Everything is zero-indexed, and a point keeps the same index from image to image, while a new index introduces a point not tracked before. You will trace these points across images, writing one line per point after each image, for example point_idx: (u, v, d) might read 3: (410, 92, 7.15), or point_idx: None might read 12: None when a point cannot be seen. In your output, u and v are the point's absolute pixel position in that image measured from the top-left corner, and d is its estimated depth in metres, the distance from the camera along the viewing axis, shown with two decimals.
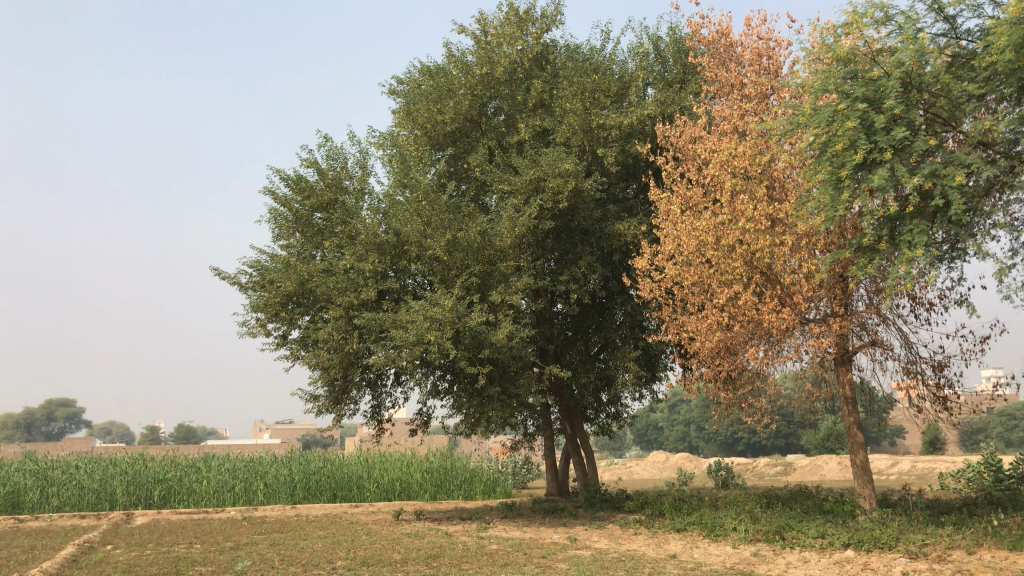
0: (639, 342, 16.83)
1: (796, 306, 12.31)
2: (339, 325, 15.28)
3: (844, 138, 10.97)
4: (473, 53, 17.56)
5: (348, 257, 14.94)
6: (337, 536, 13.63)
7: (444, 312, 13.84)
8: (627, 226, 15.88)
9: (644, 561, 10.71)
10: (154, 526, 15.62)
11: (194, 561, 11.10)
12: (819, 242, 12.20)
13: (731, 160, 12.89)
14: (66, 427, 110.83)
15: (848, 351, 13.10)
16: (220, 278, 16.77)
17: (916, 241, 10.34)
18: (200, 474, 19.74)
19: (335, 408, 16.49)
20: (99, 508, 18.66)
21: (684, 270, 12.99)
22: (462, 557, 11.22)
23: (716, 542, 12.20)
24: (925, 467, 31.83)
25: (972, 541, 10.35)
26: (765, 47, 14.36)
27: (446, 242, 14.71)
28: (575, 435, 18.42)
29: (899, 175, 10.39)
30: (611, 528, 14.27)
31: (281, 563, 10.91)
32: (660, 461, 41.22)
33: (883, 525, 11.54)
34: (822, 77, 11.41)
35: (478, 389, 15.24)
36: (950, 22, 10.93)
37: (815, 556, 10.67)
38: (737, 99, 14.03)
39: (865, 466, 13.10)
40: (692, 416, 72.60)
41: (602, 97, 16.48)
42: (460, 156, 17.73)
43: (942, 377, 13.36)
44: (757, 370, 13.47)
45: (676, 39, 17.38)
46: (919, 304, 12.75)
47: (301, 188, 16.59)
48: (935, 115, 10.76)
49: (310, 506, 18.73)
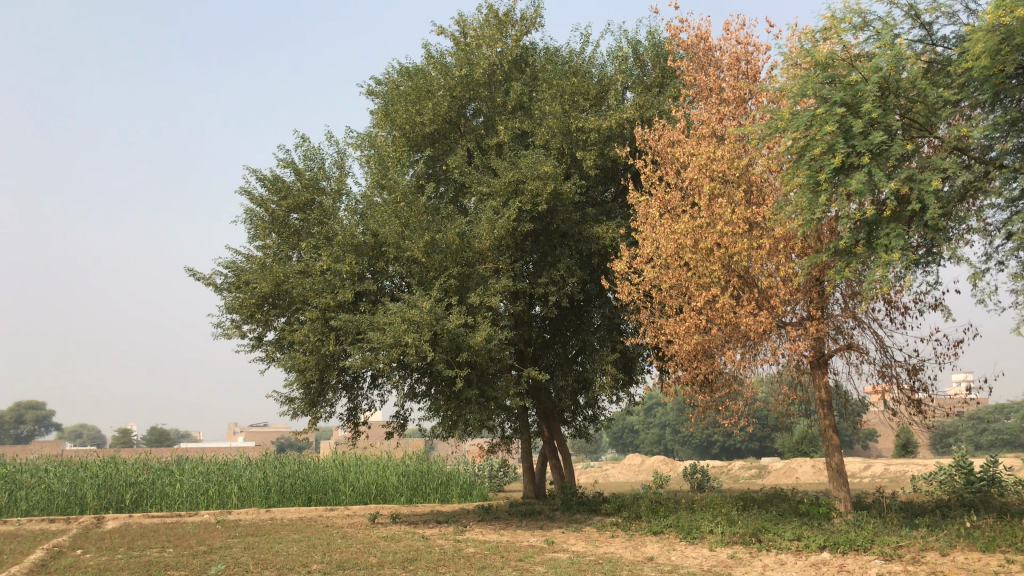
0: (617, 345, 16.84)
1: (773, 310, 12.36)
2: (316, 327, 15.13)
3: (823, 142, 11.05)
4: (452, 54, 17.50)
5: (325, 258, 14.83)
6: (312, 540, 13.50)
7: (421, 314, 13.75)
8: (606, 230, 15.89)
9: (621, 564, 10.69)
10: (125, 530, 15.39)
11: (167, 565, 10.94)
12: (796, 246, 12.25)
13: (709, 164, 12.92)
14: (36, 430, 109.27)
15: (824, 354, 13.18)
16: (195, 278, 16.59)
17: (893, 245, 10.43)
18: (173, 477, 19.48)
19: (311, 411, 16.35)
20: (68, 512, 18.37)
21: (662, 274, 13.00)
22: (439, 560, 11.15)
23: (693, 544, 12.21)
24: (898, 469, 32.26)
25: (945, 543, 10.43)
26: (743, 51, 14.46)
27: (425, 244, 14.62)
28: (552, 438, 18.39)
29: (877, 180, 10.48)
30: (588, 531, 14.25)
31: (256, 567, 10.77)
32: (636, 464, 41.30)
33: (859, 528, 11.61)
34: (801, 82, 11.49)
35: (456, 392, 15.15)
36: (926, 28, 11.04)
37: (791, 558, 10.70)
38: (716, 103, 14.07)
39: (841, 468, 13.19)
40: (668, 420, 72.97)
41: (582, 100, 16.52)
42: (438, 158, 17.67)
43: (917, 381, 13.48)
44: (734, 373, 13.50)
45: (655, 43, 17.45)
46: (895, 308, 12.86)
47: (277, 188, 16.47)
48: (911, 120, 10.88)
49: (284, 510, 18.55)
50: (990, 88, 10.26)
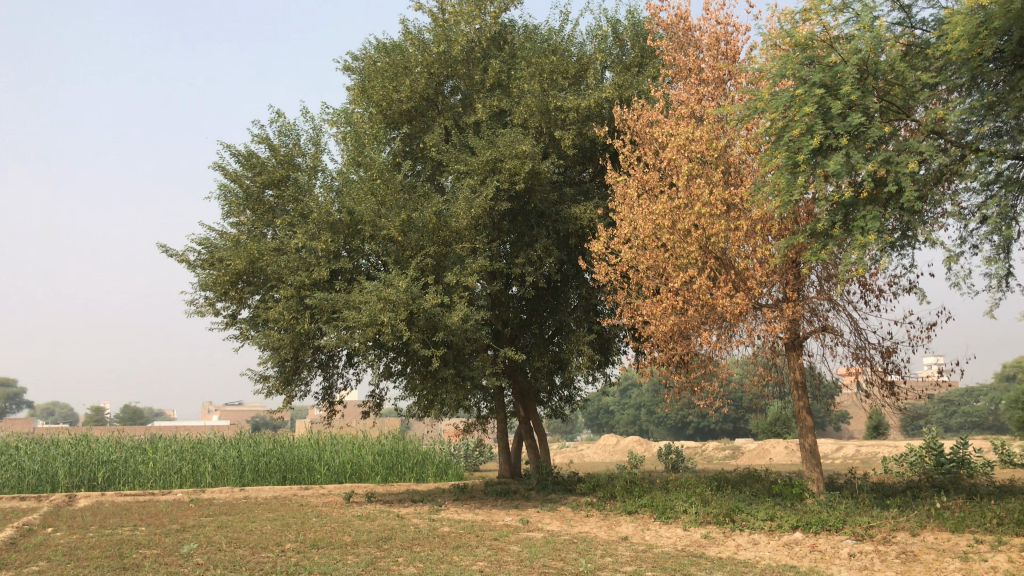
0: (594, 326, 16.83)
1: (750, 291, 12.38)
2: (291, 305, 14.96)
3: (801, 123, 11.02)
4: (430, 30, 17.26)
5: (300, 236, 14.66)
6: (286, 519, 13.42)
7: (398, 293, 13.63)
8: (583, 210, 15.82)
9: (596, 544, 10.71)
10: (97, 509, 15.24)
11: (138, 544, 10.81)
12: (773, 228, 12.27)
13: (687, 145, 12.85)
14: (7, 408, 108.18)
15: (799, 336, 13.24)
16: (168, 255, 16.36)
17: (869, 227, 10.46)
18: (146, 456, 19.32)
19: (285, 390, 16.23)
20: (40, 490, 18.18)
21: (640, 255, 12.96)
22: (413, 539, 11.11)
23: (667, 524, 12.28)
24: (869, 450, 32.73)
25: (915, 523, 10.56)
26: (722, 31, 14.37)
27: (401, 222, 14.47)
28: (528, 418, 18.36)
29: (855, 162, 10.51)
30: (563, 511, 14.28)
31: (229, 546, 10.67)
32: (611, 444, 41.59)
33: (831, 508, 11.71)
34: (780, 62, 11.46)
35: (432, 371, 15.05)
36: (905, 11, 11.01)
37: (764, 538, 10.78)
38: (695, 84, 14.01)
39: (814, 450, 13.28)
40: (643, 400, 73.52)
41: (560, 79, 16.40)
42: (416, 135, 17.50)
43: (890, 363, 13.59)
44: (710, 354, 13.53)
45: (634, 22, 17.32)
46: (870, 291, 12.93)
47: (252, 164, 16.25)
48: (889, 103, 10.93)
49: (259, 488, 18.46)
50: (968, 71, 10.26)
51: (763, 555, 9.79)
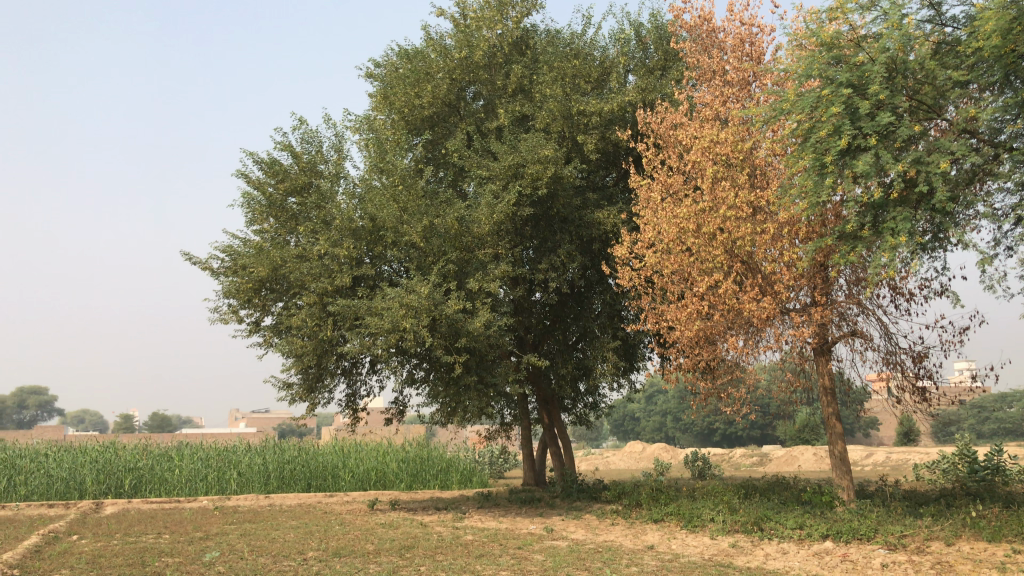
0: (618, 332, 16.64)
1: (777, 296, 12.16)
2: (314, 311, 14.93)
3: (829, 123, 10.78)
4: (452, 36, 17.22)
5: (322, 242, 14.62)
6: (310, 526, 13.36)
7: (420, 299, 13.55)
8: (607, 215, 15.64)
9: (621, 552, 10.52)
10: (123, 516, 15.27)
11: (161, 552, 10.77)
12: (800, 231, 12.03)
13: (713, 147, 12.65)
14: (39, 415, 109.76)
15: (827, 341, 12.97)
16: (191, 262, 16.38)
17: (899, 228, 10.22)
18: (172, 463, 19.39)
19: (309, 397, 16.19)
20: (67, 497, 18.27)
21: (664, 259, 12.74)
22: (436, 547, 10.99)
23: (694, 533, 12.07)
24: (899, 458, 32.14)
25: (950, 532, 10.27)
26: (747, 33, 14.17)
27: (423, 228, 14.38)
28: (552, 425, 18.19)
29: (884, 162, 10.25)
30: (588, 519, 14.09)
31: (251, 554, 10.60)
32: (637, 450, 41.32)
33: (861, 516, 11.44)
34: (806, 62, 11.26)
35: (455, 378, 14.94)
36: (935, 8, 10.78)
37: (794, 547, 10.54)
38: (719, 85, 13.84)
39: (843, 456, 12.99)
40: (669, 407, 72.97)
41: (583, 83, 16.30)
42: (438, 141, 17.47)
43: (922, 368, 13.28)
44: (736, 360, 13.30)
45: (657, 25, 17.18)
46: (900, 295, 12.67)
47: (275, 171, 16.28)
48: (919, 102, 10.65)
49: (284, 495, 18.44)
50: (1001, 69, 10.03)
51: (793, 565, 9.56)
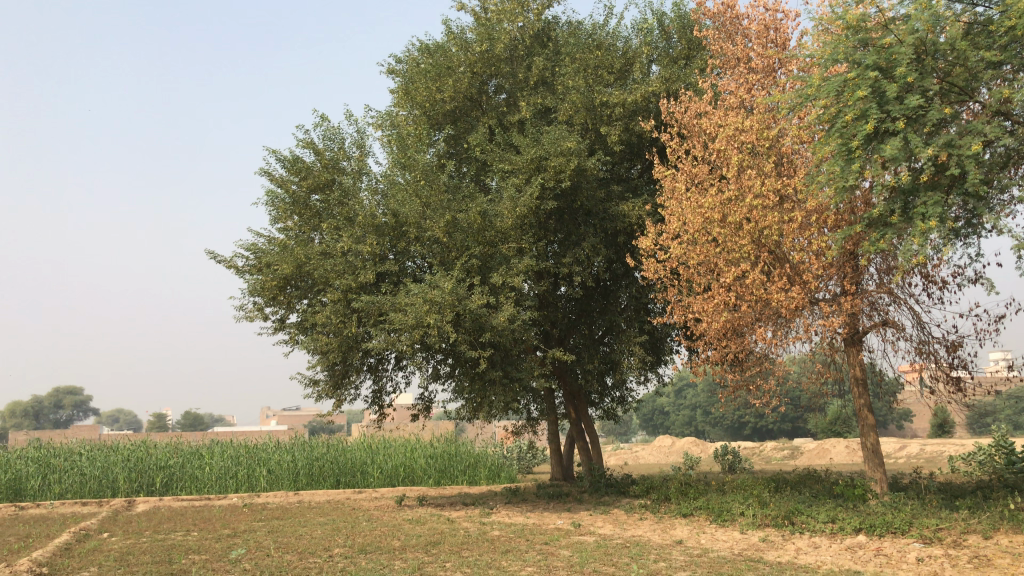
0: (645, 325, 16.48)
1: (806, 285, 11.95)
2: (338, 308, 14.87)
3: (855, 108, 10.51)
4: (473, 30, 17.10)
5: (345, 239, 14.58)
6: (337, 523, 13.37)
7: (444, 295, 13.45)
8: (631, 207, 15.50)
9: (649, 548, 10.36)
10: (153, 513, 15.37)
11: (189, 549, 10.81)
12: (829, 219, 11.80)
13: (737, 136, 12.44)
14: (75, 415, 111.66)
15: (858, 331, 12.71)
16: (216, 261, 16.43)
17: (930, 214, 9.91)
18: (203, 460, 19.51)
19: (335, 394, 16.18)
20: (100, 495, 18.45)
21: (689, 250, 12.53)
22: (462, 544, 10.91)
23: (723, 527, 11.89)
24: (934, 450, 31.59)
25: (988, 525, 10.01)
26: (772, 18, 13.90)
27: (446, 223, 14.33)
28: (580, 420, 18.02)
29: (913, 146, 9.97)
30: (616, 514, 13.95)
31: (278, 551, 10.58)
32: (666, 445, 41.05)
33: (896, 510, 11.19)
34: (832, 46, 10.98)
35: (480, 373, 14.86)
36: None
37: (826, 542, 10.33)
38: (744, 73, 13.62)
39: (876, 449, 12.72)
40: (699, 401, 72.59)
41: (606, 74, 16.09)
42: (460, 136, 17.37)
43: (955, 358, 12.98)
44: (764, 352, 13.10)
45: (680, 14, 16.93)
46: (933, 283, 12.41)
47: (298, 168, 16.23)
48: (950, 85, 10.34)
49: (312, 492, 18.49)
50: None
51: (825, 560, 9.36)
